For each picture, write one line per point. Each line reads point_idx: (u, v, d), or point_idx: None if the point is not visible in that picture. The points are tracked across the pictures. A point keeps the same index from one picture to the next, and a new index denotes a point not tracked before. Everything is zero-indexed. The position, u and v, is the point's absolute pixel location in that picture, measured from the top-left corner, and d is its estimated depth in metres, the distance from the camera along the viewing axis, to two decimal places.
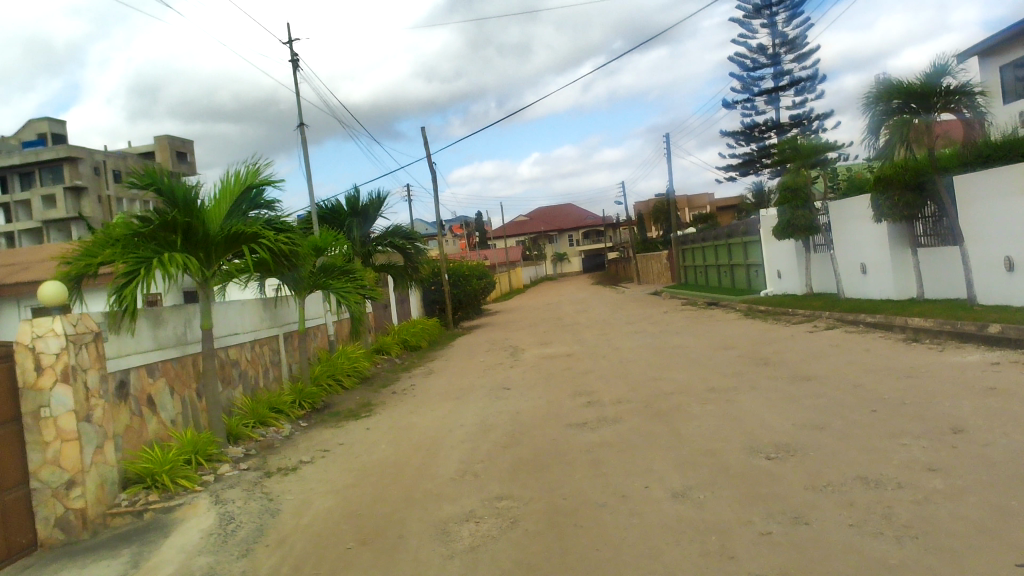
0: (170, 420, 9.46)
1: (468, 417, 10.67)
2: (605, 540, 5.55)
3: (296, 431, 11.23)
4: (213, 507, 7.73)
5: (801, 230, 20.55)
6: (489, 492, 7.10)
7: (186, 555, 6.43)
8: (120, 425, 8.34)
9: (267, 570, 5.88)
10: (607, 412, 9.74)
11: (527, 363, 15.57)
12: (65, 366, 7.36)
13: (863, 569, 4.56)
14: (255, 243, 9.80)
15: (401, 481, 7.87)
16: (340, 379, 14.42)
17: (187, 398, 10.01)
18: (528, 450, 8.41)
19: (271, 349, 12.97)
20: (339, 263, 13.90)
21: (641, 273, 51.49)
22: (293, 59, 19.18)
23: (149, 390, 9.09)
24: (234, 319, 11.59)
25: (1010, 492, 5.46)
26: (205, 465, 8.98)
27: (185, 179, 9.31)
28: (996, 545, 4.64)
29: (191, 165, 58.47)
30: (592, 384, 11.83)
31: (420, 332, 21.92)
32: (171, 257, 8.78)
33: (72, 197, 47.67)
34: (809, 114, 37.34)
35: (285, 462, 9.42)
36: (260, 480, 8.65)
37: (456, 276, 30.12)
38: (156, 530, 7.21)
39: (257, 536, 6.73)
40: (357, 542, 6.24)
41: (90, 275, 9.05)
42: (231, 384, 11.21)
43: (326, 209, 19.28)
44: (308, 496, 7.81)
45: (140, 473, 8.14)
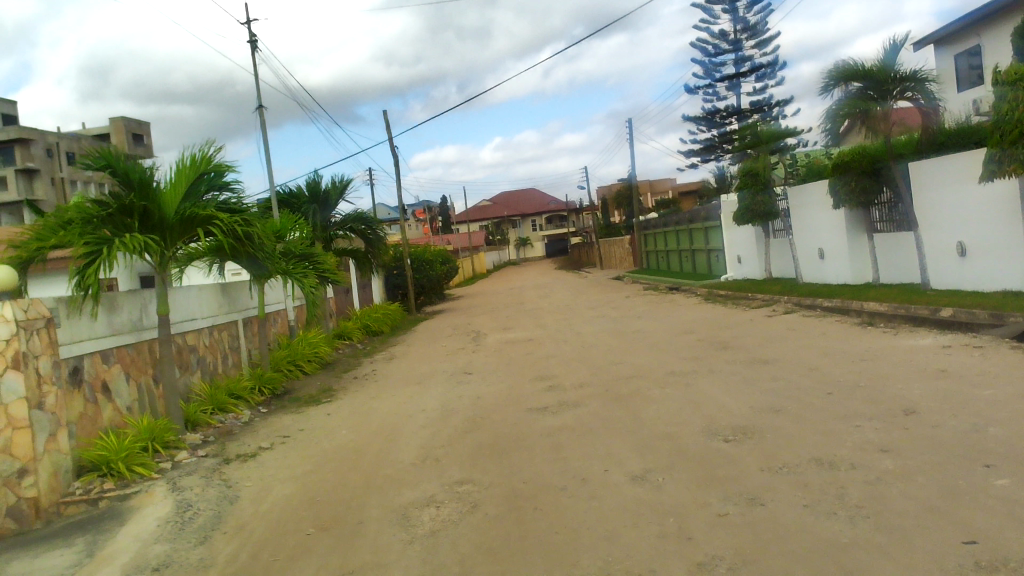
0: (125, 407, 9.30)
1: (430, 401, 10.67)
2: (565, 523, 5.59)
3: (256, 417, 11.13)
4: (170, 494, 7.64)
5: (760, 215, 20.78)
6: (450, 477, 7.11)
7: (143, 543, 6.35)
8: (73, 412, 8.19)
9: (225, 559, 5.82)
10: (568, 396, 9.81)
11: (489, 347, 15.60)
12: (16, 352, 7.22)
13: (816, 548, 4.66)
14: (210, 226, 9.64)
15: (362, 466, 7.85)
16: (300, 364, 14.32)
17: (144, 384, 9.86)
18: (490, 434, 8.44)
19: (229, 335, 12.82)
20: (298, 248, 13.75)
21: (604, 258, 51.75)
22: (251, 39, 18.87)
23: (103, 376, 8.93)
24: (191, 304, 11.43)
25: (958, 471, 5.61)
26: (162, 452, 8.87)
27: (141, 160, 9.13)
28: (944, 523, 4.77)
29: (148, 146, 57.38)
30: (553, 369, 11.87)
31: (382, 317, 21.80)
32: (126, 241, 8.64)
33: (24, 180, 46.55)
34: (769, 100, 37.71)
35: (244, 448, 9.33)
36: (219, 467, 8.55)
37: (418, 261, 30.00)
38: (111, 519, 7.10)
39: (216, 523, 6.67)
40: (316, 528, 6.21)
41: (41, 259, 8.85)
42: (189, 370, 11.06)
43: (286, 194, 19.04)
44: (269, 482, 7.76)
45: (95, 460, 8.01)
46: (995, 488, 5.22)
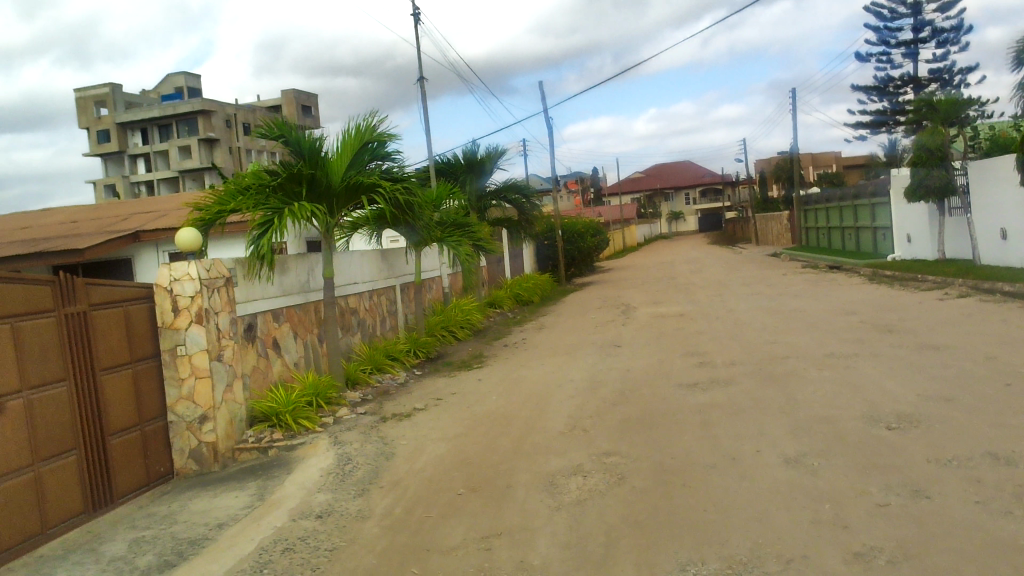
0: (293, 362, 9.91)
1: (578, 372, 10.74)
2: (713, 501, 5.52)
3: (410, 378, 11.58)
4: (332, 447, 8.10)
5: (934, 191, 19.37)
6: (597, 447, 7.15)
7: (308, 491, 6.77)
8: (247, 365, 8.80)
9: (382, 511, 6.13)
10: (719, 373, 9.61)
11: (639, 321, 15.48)
12: (199, 308, 7.83)
13: (986, 547, 4.37)
14: (373, 194, 10.03)
15: (511, 432, 8.02)
16: (453, 330, 14.74)
17: (310, 342, 10.45)
18: (638, 407, 8.41)
19: (388, 299, 13.36)
20: (454, 217, 14.10)
21: (760, 234, 50.07)
22: (415, 12, 19.36)
23: (274, 333, 9.53)
24: (354, 268, 11.98)
25: None
26: (325, 406, 9.39)
27: (311, 131, 9.60)
28: None
29: (315, 117, 60.27)
30: (705, 345, 11.65)
31: (531, 287, 22.07)
32: (297, 207, 9.14)
33: (206, 148, 50.11)
34: (950, 68, 35.06)
35: (399, 408, 9.74)
36: (376, 424, 8.97)
37: (569, 232, 30.09)
38: (279, 466, 7.62)
39: (374, 477, 7.02)
40: (466, 488, 6.42)
41: (221, 222, 9.50)
42: (350, 331, 11.63)
43: (444, 163, 19.54)
44: (423, 442, 8.07)
45: (265, 411, 8.60)
46: None
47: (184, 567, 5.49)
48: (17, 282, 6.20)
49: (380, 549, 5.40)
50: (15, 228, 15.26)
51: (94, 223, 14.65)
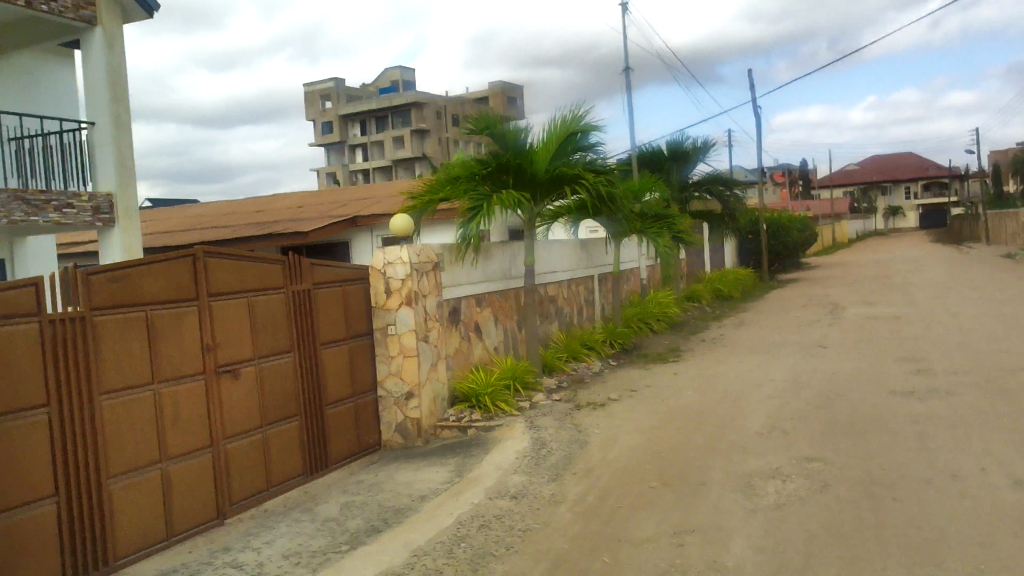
0: (493, 346, 10.23)
1: (780, 372, 10.32)
2: (927, 519, 5.14)
3: (605, 368, 11.62)
4: (528, 431, 8.30)
5: None
6: (799, 451, 6.84)
7: (504, 472, 6.99)
8: (451, 347, 9.20)
9: (575, 498, 6.22)
10: (939, 382, 8.89)
11: (848, 322, 14.63)
12: (409, 291, 8.27)
13: None
14: (576, 185, 10.09)
15: (707, 429, 7.85)
16: (650, 322, 14.61)
17: (510, 328, 10.74)
18: (845, 413, 7.95)
19: (586, 289, 13.46)
20: (655, 208, 13.94)
21: (991, 233, 45.69)
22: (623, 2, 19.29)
23: (476, 317, 9.88)
24: (554, 257, 12.18)
25: None
26: (522, 391, 9.63)
27: (517, 122, 9.81)
28: None
29: (520, 109, 61.65)
30: (923, 351, 10.81)
31: (733, 281, 21.43)
32: (501, 197, 9.39)
33: (417, 139, 52.66)
34: None
35: (594, 397, 9.79)
36: (570, 412, 9.09)
37: (775, 226, 28.89)
38: (477, 446, 7.91)
39: (567, 463, 7.12)
40: (659, 482, 6.36)
41: (431, 209, 9.95)
42: (549, 319, 11.83)
43: (646, 154, 19.39)
44: (616, 432, 8.08)
45: (466, 392, 8.96)
46: None
47: (388, 532, 5.85)
48: (251, 262, 6.94)
49: (572, 534, 5.48)
50: (252, 211, 16.82)
51: (319, 208, 15.85)
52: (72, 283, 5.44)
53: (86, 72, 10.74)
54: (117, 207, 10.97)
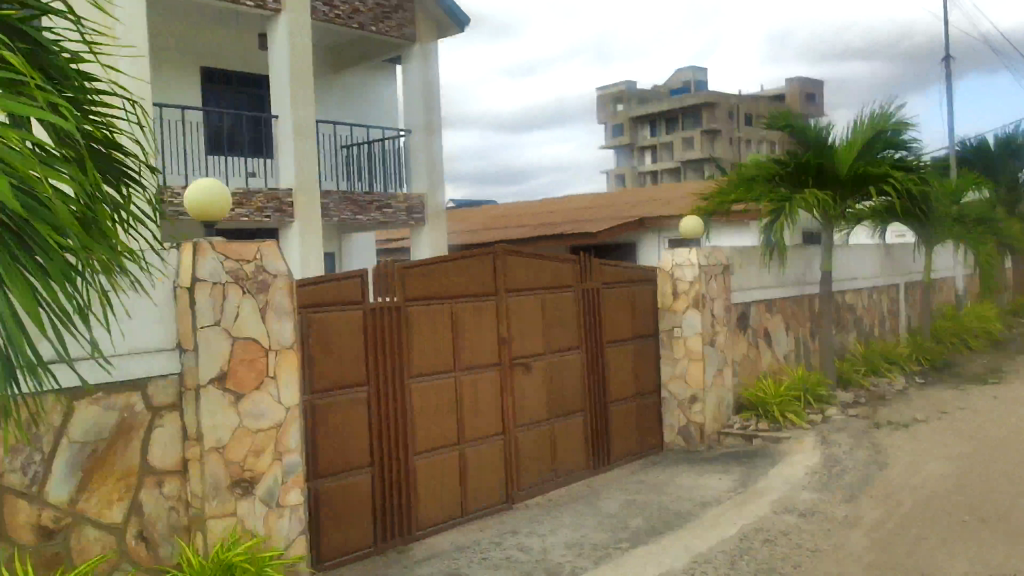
0: (783, 355, 9.80)
1: None
2: None
3: (910, 386, 10.65)
4: (819, 446, 7.84)
5: None
6: None
7: (792, 487, 6.67)
8: (739, 353, 8.96)
9: (871, 522, 5.78)
10: None
11: None
12: (697, 293, 8.19)
13: None
14: (884, 185, 9.30)
15: None
16: (965, 338, 13.16)
17: (802, 337, 10.22)
18: None
19: (890, 298, 12.43)
20: (977, 211, 12.52)
21: None
22: None
23: (766, 324, 9.52)
24: (853, 263, 11.41)
25: None
26: (814, 404, 9.12)
27: (818, 119, 9.27)
28: None
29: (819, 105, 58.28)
30: None
31: None
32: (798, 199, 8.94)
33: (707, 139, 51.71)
34: None
35: (896, 416, 9.02)
36: (868, 430, 8.45)
37: None
38: (764, 458, 7.64)
39: (863, 485, 6.63)
40: (973, 517, 5.71)
41: (722, 211, 9.73)
42: (846, 330, 11.09)
43: (968, 151, 17.46)
44: (922, 457, 7.38)
45: (754, 401, 8.68)
46: None
47: (669, 535, 5.83)
48: (545, 261, 7.26)
49: (866, 561, 5.11)
50: (546, 212, 17.56)
51: (609, 209, 16.16)
52: (390, 277, 6.03)
53: (406, 85, 11.94)
54: (428, 208, 12.03)
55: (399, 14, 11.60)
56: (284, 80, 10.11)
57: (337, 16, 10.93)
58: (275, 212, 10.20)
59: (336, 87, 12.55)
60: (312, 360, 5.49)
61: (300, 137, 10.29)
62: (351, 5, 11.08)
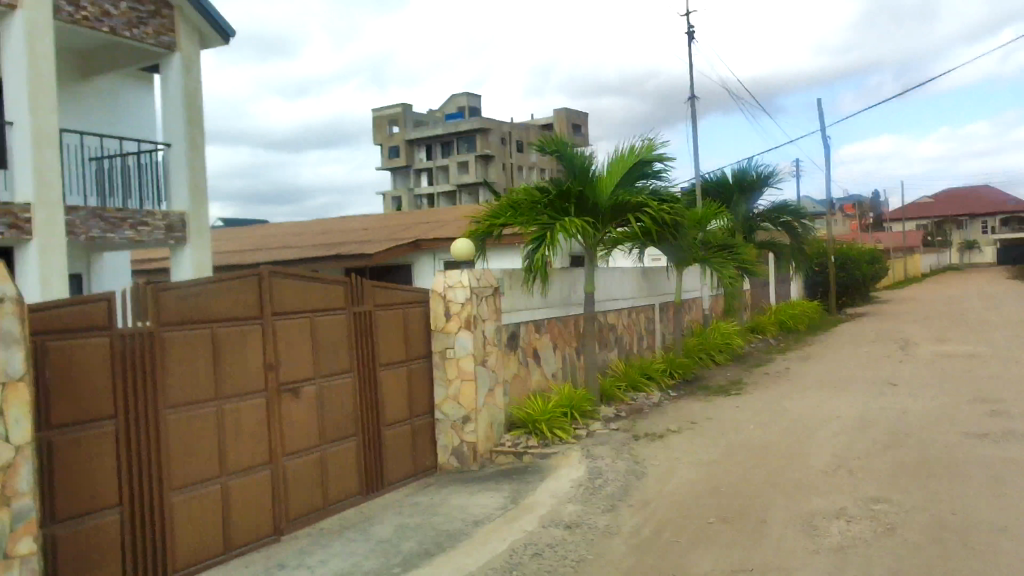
0: (551, 373, 10.38)
1: (846, 408, 10.24)
2: (1007, 566, 5.04)
3: (665, 399, 11.68)
4: (584, 460, 8.34)
5: None
6: (862, 492, 6.72)
7: (558, 500, 7.03)
8: (508, 373, 9.36)
9: (630, 530, 6.22)
10: (1017, 425, 8.67)
11: (920, 359, 14.46)
12: (468, 315, 8.44)
13: None
14: (640, 213, 10.08)
15: (770, 464, 7.78)
16: (711, 354, 14.68)
17: (568, 355, 10.87)
18: (916, 453, 7.81)
19: (646, 318, 13.62)
20: (719, 238, 13.95)
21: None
22: (690, 32, 19.27)
23: (535, 343, 10.04)
24: (614, 285, 12.34)
25: None
26: (579, 419, 9.71)
27: (582, 150, 9.93)
28: None
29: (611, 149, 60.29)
30: (1000, 392, 10.59)
31: (798, 315, 21.24)
32: (568, 223, 9.47)
33: (482, 165, 52.99)
34: None
35: (653, 428, 9.84)
36: (628, 442, 9.13)
37: (843, 260, 28.93)
38: (534, 473, 8.01)
39: (623, 494, 7.16)
40: (718, 518, 6.34)
41: (495, 234, 10.09)
42: (608, 347, 11.99)
43: (712, 183, 19.13)
44: (674, 464, 8.09)
45: (524, 419, 9.10)
46: None
47: (444, 557, 5.89)
48: (313, 283, 7.07)
49: (628, 565, 5.51)
50: (318, 232, 17.14)
51: (386, 229, 15.99)
52: (142, 299, 5.58)
53: (165, 96, 11.19)
54: (190, 227, 11.37)
55: (156, 20, 10.90)
56: (21, 85, 9.15)
57: (85, 18, 10.09)
58: (9, 228, 9.15)
59: (83, 95, 11.56)
60: (50, 392, 4.96)
61: (39, 145, 9.30)
62: (100, 7, 10.27)
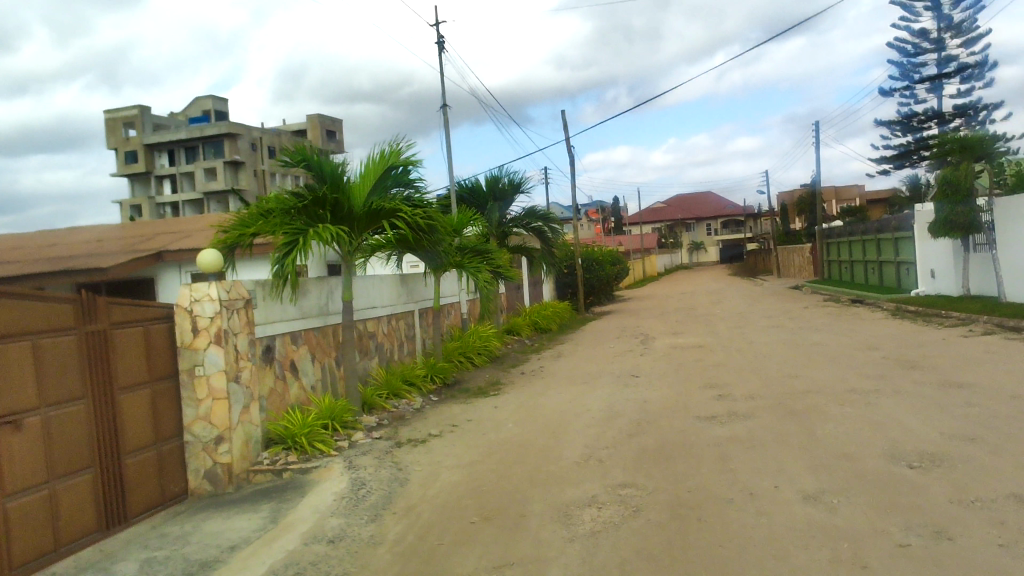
0: (310, 385, 10.11)
1: (595, 401, 10.90)
2: (730, 533, 5.61)
3: (426, 404, 11.78)
4: (346, 471, 8.21)
5: (960, 228, 19.17)
6: (611, 479, 7.18)
7: (320, 515, 6.86)
8: (264, 387, 9.00)
9: (394, 538, 6.20)
10: (739, 406, 9.69)
11: (657, 351, 15.75)
12: (218, 329, 8.04)
13: None
14: (395, 220, 10.11)
15: (527, 460, 8.10)
16: (470, 356, 15.04)
17: (327, 366, 10.65)
18: (656, 438, 8.48)
19: (406, 325, 13.68)
20: (475, 244, 14.34)
21: (780, 266, 50.00)
22: (440, 42, 19.63)
23: (292, 355, 9.74)
24: (372, 293, 12.26)
25: None
26: (340, 430, 9.55)
27: (334, 156, 9.78)
28: None
29: (367, 156, 59.91)
30: (724, 377, 11.79)
31: (550, 315, 22.32)
32: (322, 230, 9.25)
33: (231, 171, 50.53)
34: (974, 104, 35.78)
35: (415, 433, 9.89)
36: (390, 450, 9.11)
37: (588, 261, 30.65)
38: (294, 490, 7.75)
39: (386, 502, 7.13)
40: (480, 517, 6.49)
41: (245, 244, 9.68)
42: (368, 355, 11.90)
43: (466, 190, 19.62)
44: (436, 468, 8.19)
45: (281, 434, 8.80)
46: None
47: None
48: (35, 301, 6.36)
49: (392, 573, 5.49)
50: (41, 245, 15.47)
51: (123, 241, 14.78)
52: None
53: None
54: None
55: None
56: None
57: None
58: None
59: None
60: None
61: None
62: None
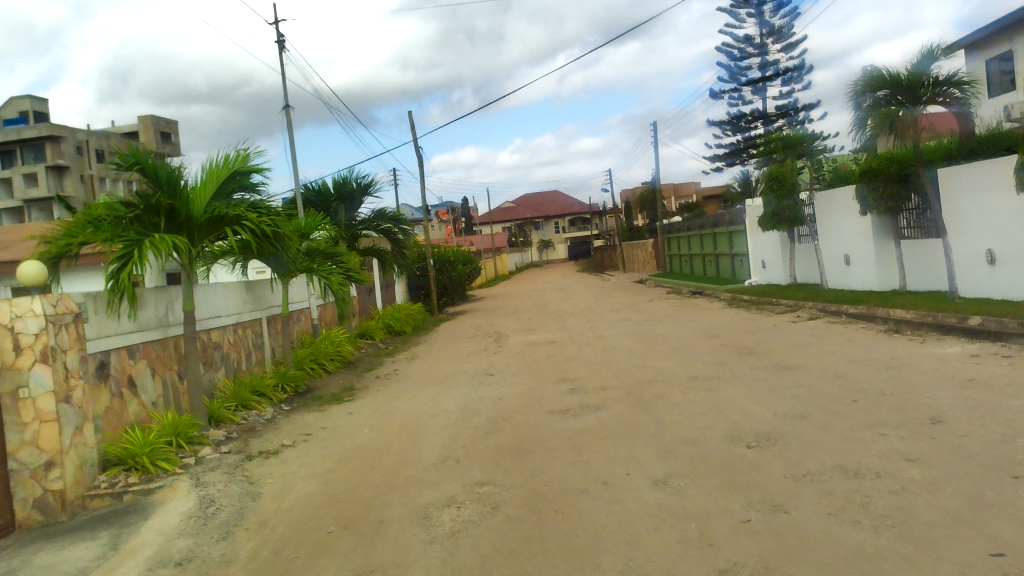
0: (150, 401, 9.59)
1: (451, 401, 10.94)
2: (583, 522, 5.77)
3: (278, 414, 11.44)
4: (194, 489, 7.85)
5: (786, 220, 20.57)
6: (469, 477, 7.22)
7: (167, 537, 6.53)
8: (100, 406, 8.46)
9: (247, 555, 5.97)
10: (590, 399, 9.99)
11: (510, 349, 15.98)
12: (44, 347, 7.48)
13: (796, 551, 4.86)
14: (238, 226, 9.75)
15: (385, 465, 8.02)
16: (322, 363, 14.72)
17: (168, 380, 10.14)
18: (512, 435, 8.60)
19: (253, 333, 13.22)
20: (324, 247, 14.05)
21: (625, 261, 51.86)
22: (280, 41, 19.07)
23: (129, 371, 9.21)
24: (216, 301, 11.78)
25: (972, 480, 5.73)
26: (185, 447, 9.12)
27: (170, 160, 9.31)
28: (934, 529, 4.93)
29: (205, 159, 57.35)
30: (575, 371, 12.12)
31: (403, 317, 22.20)
32: (157, 239, 8.76)
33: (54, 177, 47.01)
34: (794, 105, 38.42)
35: (266, 445, 9.58)
36: (240, 463, 8.79)
37: (440, 262, 30.67)
38: (136, 513, 7.33)
39: (238, 519, 6.87)
40: (337, 526, 6.36)
41: (72, 255, 9.08)
42: (213, 367, 11.42)
43: (312, 192, 19.19)
44: (290, 479, 7.96)
45: (120, 455, 8.29)
46: (989, 498, 5.34)
47: None
48: None
49: None
50: None
51: None
52: None
53: None
54: None
55: None
56: None
57: None
58: None
59: None
60: None
61: None
62: None
